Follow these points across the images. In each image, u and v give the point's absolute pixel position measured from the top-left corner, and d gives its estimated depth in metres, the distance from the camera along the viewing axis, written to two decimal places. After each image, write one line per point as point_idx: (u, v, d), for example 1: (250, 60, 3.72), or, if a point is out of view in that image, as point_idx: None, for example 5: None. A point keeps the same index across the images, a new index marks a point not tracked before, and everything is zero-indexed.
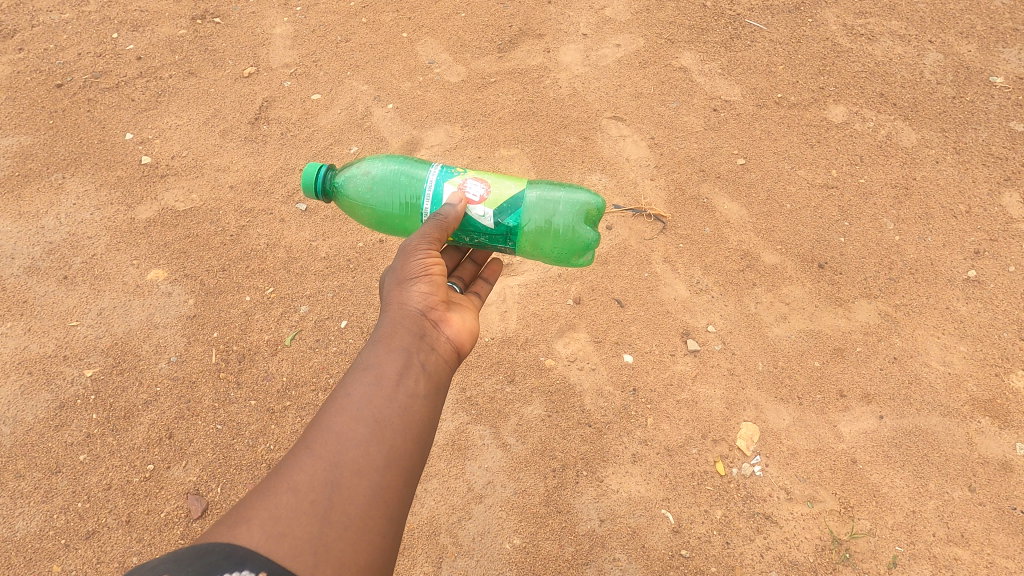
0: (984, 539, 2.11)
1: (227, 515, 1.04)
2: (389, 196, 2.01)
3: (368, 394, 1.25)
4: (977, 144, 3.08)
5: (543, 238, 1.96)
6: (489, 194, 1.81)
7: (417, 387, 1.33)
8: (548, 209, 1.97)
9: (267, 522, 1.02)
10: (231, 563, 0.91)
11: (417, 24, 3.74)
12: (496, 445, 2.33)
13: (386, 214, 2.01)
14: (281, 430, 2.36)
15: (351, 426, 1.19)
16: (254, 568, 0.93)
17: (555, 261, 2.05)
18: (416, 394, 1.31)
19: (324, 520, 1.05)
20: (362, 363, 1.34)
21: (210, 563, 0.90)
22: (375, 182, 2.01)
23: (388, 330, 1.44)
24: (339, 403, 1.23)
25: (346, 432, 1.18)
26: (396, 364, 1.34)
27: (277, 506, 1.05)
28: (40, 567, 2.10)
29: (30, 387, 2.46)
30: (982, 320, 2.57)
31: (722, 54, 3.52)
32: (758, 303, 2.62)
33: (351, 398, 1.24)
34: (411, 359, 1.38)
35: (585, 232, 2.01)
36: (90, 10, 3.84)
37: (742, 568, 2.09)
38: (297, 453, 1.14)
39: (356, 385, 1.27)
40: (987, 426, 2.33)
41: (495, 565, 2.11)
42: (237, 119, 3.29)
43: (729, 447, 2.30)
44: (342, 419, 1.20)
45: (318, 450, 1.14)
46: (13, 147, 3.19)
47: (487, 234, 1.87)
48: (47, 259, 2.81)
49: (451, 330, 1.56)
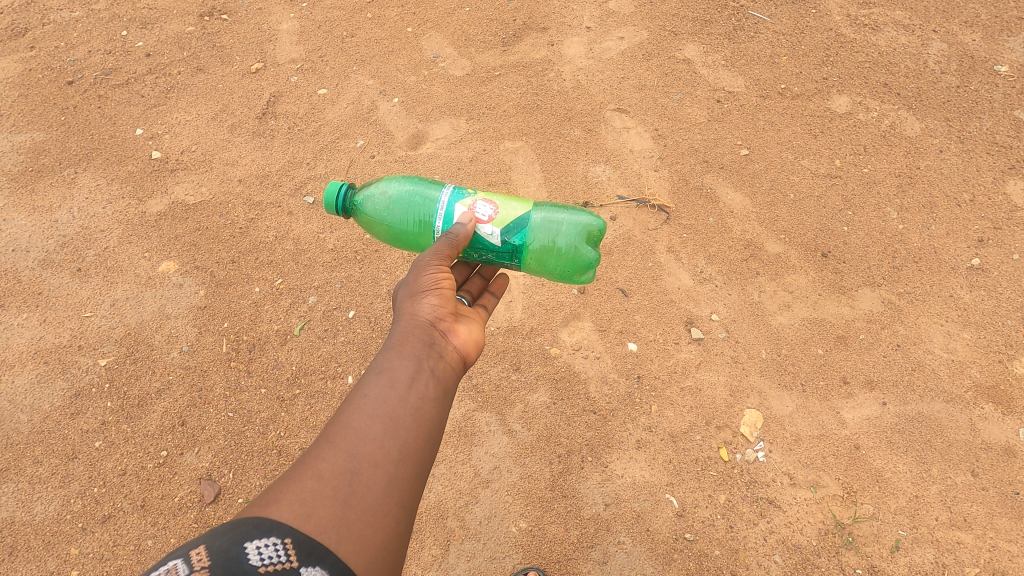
0: (987, 523, 2.13)
1: (257, 499, 1.08)
2: (405, 215, 2.05)
3: (383, 394, 1.29)
4: (981, 133, 3.08)
5: (548, 256, 2.00)
6: (497, 214, 1.86)
7: (427, 390, 1.36)
8: (552, 229, 2.01)
9: (295, 502, 1.05)
10: (260, 531, 0.98)
11: (422, 18, 3.77)
12: (502, 431, 2.37)
13: (402, 231, 2.05)
14: (291, 417, 2.40)
15: (367, 423, 1.22)
16: (281, 535, 0.98)
17: (558, 278, 2.09)
18: (427, 397, 1.34)
19: (345, 503, 1.09)
20: (376, 367, 1.37)
21: (243, 531, 0.97)
22: (392, 202, 2.07)
23: (399, 338, 1.47)
24: (356, 402, 1.27)
25: (363, 427, 1.21)
26: (408, 369, 1.38)
27: (303, 488, 1.08)
28: (58, 549, 2.15)
29: (46, 375, 2.52)
30: (986, 308, 2.58)
31: (726, 45, 3.53)
32: (761, 292, 2.64)
33: (367, 397, 1.28)
34: (422, 364, 1.41)
35: (588, 251, 2.06)
36: (100, 9, 3.89)
37: (746, 551, 2.11)
38: (318, 446, 1.18)
39: (371, 387, 1.31)
40: (990, 413, 2.34)
41: (501, 548, 2.15)
42: (245, 114, 3.33)
43: (732, 432, 2.32)
44: (359, 415, 1.24)
45: (337, 443, 1.18)
46: (26, 143, 3.25)
47: (495, 252, 1.91)
48: (61, 252, 2.86)
49: (459, 341, 1.57)
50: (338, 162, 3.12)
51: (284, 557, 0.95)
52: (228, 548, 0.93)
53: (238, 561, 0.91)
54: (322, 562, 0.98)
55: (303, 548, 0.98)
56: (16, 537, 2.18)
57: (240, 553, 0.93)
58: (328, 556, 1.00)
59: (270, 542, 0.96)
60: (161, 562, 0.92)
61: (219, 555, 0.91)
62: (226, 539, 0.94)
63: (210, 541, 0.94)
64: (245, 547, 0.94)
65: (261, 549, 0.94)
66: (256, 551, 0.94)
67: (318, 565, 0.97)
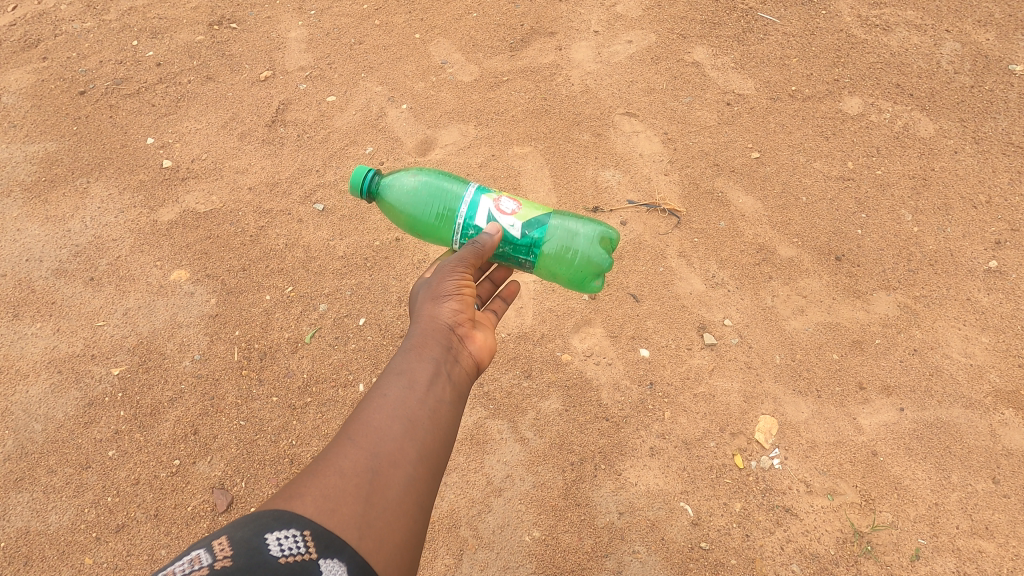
0: (1009, 531, 2.09)
1: (280, 493, 1.07)
2: (428, 205, 2.04)
3: (403, 395, 1.28)
4: (997, 134, 3.04)
5: (562, 258, 1.99)
6: (520, 208, 1.86)
7: (444, 394, 1.35)
8: (568, 234, 2.02)
9: (319, 497, 1.04)
10: (281, 523, 0.96)
11: (430, 25, 3.77)
12: (515, 439, 2.35)
13: (422, 219, 2.04)
14: (302, 425, 2.40)
15: (388, 422, 1.22)
16: (302, 527, 0.97)
17: (568, 284, 2.07)
18: (444, 400, 1.33)
19: (366, 500, 1.07)
20: (395, 368, 1.36)
21: (263, 522, 0.95)
22: (417, 191, 2.05)
23: (417, 341, 1.46)
24: (376, 401, 1.26)
25: (385, 427, 1.21)
26: (426, 372, 1.36)
27: (326, 483, 1.07)
28: (73, 559, 2.15)
29: (60, 385, 2.53)
30: (1005, 311, 2.54)
31: (735, 47, 3.51)
32: (774, 296, 2.62)
33: (387, 397, 1.27)
34: (440, 368, 1.40)
35: (602, 257, 2.03)
36: (111, 19, 3.93)
37: (763, 561, 2.08)
38: (339, 442, 1.17)
39: (391, 387, 1.30)
40: (1011, 418, 2.30)
41: (516, 557, 2.13)
42: (255, 122, 3.34)
43: (747, 439, 2.30)
44: (380, 415, 1.23)
45: (358, 440, 1.17)
46: (39, 153, 3.27)
47: (512, 246, 1.89)
48: (73, 261, 2.88)
49: (475, 347, 1.56)
50: (347, 169, 3.12)
51: (304, 548, 0.94)
52: (250, 539, 0.92)
53: (259, 553, 0.90)
54: (340, 554, 0.97)
55: (323, 540, 0.97)
56: (31, 547, 2.19)
57: (261, 543, 0.91)
58: (345, 548, 0.98)
59: (290, 533, 0.95)
60: (183, 552, 0.90)
61: (241, 545, 0.90)
62: (247, 530, 0.93)
63: (232, 532, 0.93)
64: (265, 539, 0.92)
65: (281, 540, 0.93)
66: (277, 542, 0.92)
67: (336, 557, 0.96)
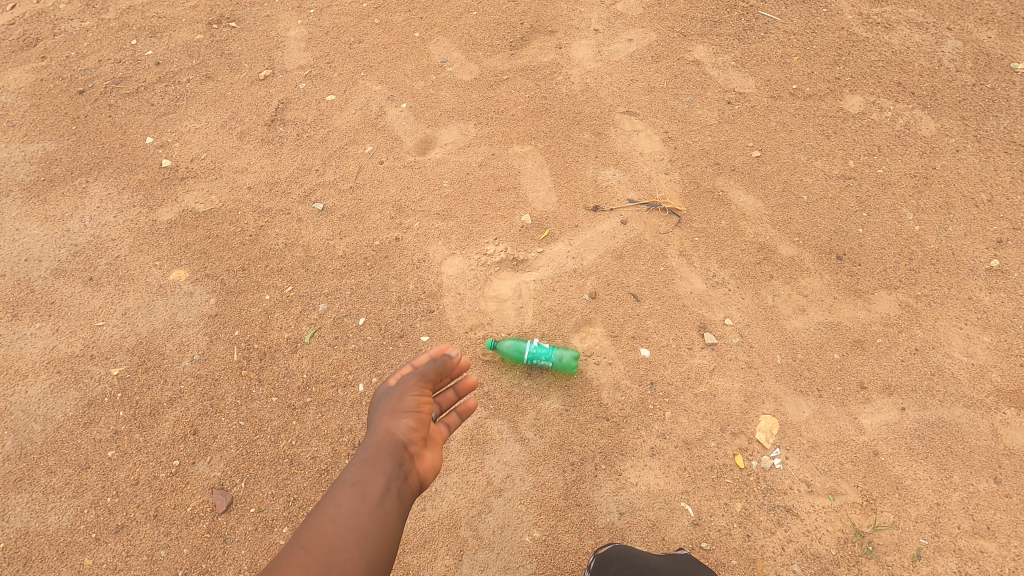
0: (1010, 531, 2.08)
1: None
2: None
3: (354, 508, 1.34)
4: (999, 132, 3.03)
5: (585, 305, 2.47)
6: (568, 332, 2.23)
7: (394, 511, 1.37)
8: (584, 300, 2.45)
9: None
10: None
11: (430, 23, 3.77)
12: (515, 438, 2.34)
13: None
14: (302, 425, 2.39)
15: (338, 535, 1.28)
16: None
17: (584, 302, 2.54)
18: (394, 517, 1.36)
19: None
20: (348, 479, 1.40)
21: None
22: None
23: (370, 454, 1.44)
24: (328, 512, 1.33)
25: (334, 539, 1.27)
26: (377, 487, 1.38)
27: None
28: (73, 560, 2.15)
29: (59, 385, 2.52)
30: (1006, 310, 2.53)
31: (736, 46, 3.50)
32: (775, 295, 2.61)
33: (339, 509, 1.33)
34: (391, 484, 1.40)
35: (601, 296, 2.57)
36: (109, 18, 3.92)
37: (764, 561, 2.07)
38: (292, 551, 1.26)
39: (344, 499, 1.36)
40: (1012, 418, 2.29)
41: (515, 558, 2.12)
42: (255, 121, 3.33)
43: (748, 439, 2.29)
44: (331, 525, 1.30)
45: (310, 550, 1.25)
46: (38, 152, 3.27)
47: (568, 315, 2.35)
48: (73, 261, 2.87)
49: (424, 470, 1.48)
50: (347, 168, 3.12)
51: None
52: None
53: None
54: None
55: None
56: (30, 547, 2.18)
57: None
58: None
59: None
60: None
61: None
62: None
63: None
64: None
65: None
66: None
67: None
